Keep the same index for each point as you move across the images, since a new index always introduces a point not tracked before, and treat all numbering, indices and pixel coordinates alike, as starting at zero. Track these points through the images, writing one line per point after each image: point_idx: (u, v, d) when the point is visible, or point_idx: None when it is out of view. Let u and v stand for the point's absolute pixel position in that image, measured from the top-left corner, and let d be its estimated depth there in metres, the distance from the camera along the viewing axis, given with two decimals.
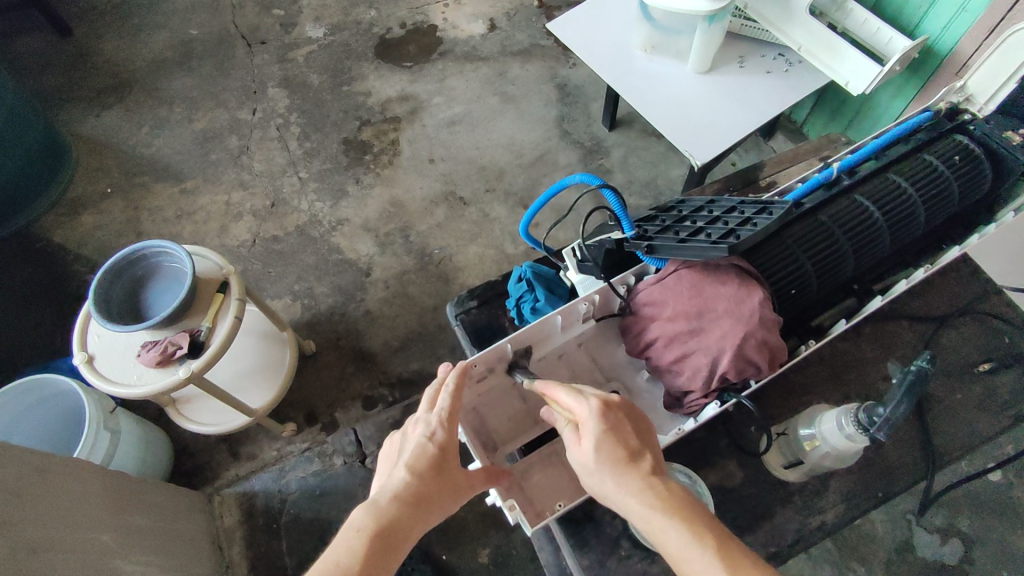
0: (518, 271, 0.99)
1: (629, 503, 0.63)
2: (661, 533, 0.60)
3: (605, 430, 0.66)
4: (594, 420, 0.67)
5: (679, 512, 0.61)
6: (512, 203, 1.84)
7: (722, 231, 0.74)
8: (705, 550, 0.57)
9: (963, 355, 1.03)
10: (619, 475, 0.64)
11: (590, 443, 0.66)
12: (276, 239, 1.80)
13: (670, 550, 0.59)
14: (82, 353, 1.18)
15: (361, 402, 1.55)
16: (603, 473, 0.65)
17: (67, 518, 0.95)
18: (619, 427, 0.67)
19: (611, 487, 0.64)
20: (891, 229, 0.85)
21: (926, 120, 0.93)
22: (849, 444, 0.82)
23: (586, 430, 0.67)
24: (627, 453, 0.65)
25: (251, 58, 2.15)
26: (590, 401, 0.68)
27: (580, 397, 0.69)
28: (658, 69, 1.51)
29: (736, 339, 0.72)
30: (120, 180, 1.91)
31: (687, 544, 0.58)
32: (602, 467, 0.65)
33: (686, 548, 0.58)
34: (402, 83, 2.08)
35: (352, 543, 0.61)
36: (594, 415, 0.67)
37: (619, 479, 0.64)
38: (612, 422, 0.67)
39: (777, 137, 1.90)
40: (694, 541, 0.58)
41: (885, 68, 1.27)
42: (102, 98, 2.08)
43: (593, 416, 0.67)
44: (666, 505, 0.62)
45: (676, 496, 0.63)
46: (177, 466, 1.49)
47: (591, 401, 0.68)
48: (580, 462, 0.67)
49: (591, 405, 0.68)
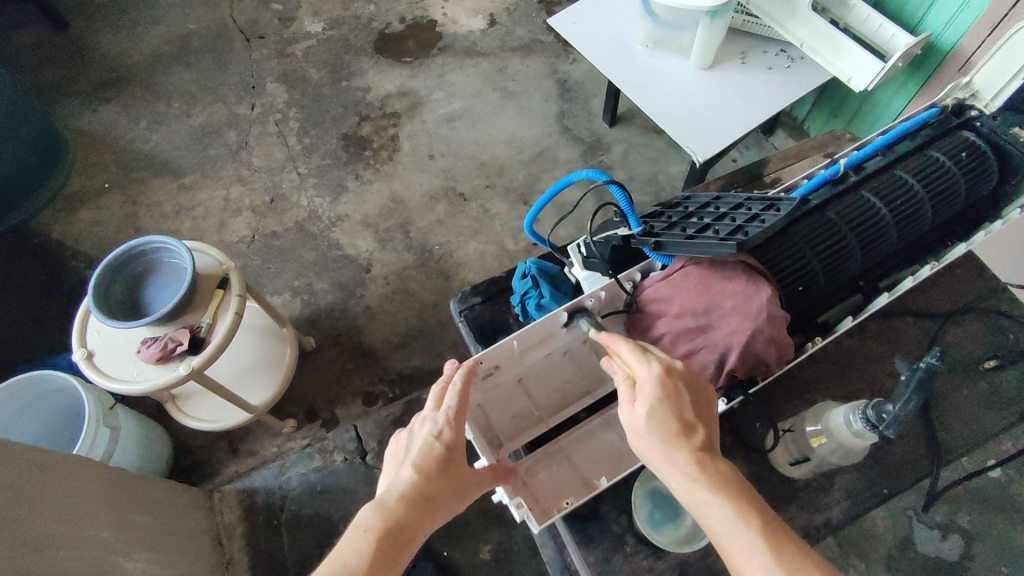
0: (523, 267, 0.99)
1: (675, 476, 0.63)
2: (704, 511, 0.61)
3: (662, 397, 0.66)
4: (654, 385, 0.67)
5: (725, 489, 0.61)
6: (512, 199, 1.83)
7: (730, 228, 0.74)
8: (748, 529, 0.57)
9: (968, 352, 1.03)
10: (669, 445, 0.64)
11: (645, 407, 0.66)
12: (275, 235, 1.79)
13: (711, 527, 0.59)
14: (81, 350, 1.17)
15: (362, 398, 1.55)
16: (654, 442, 0.65)
17: (69, 515, 0.95)
18: (678, 396, 0.67)
19: (660, 457, 0.65)
20: (897, 226, 0.85)
21: (932, 116, 0.93)
22: (857, 440, 0.81)
23: (644, 394, 0.67)
24: (680, 425, 0.65)
25: (249, 53, 2.14)
26: (653, 364, 0.68)
27: (643, 358, 0.69)
28: (660, 65, 1.51)
29: (744, 335, 0.72)
30: (118, 175, 1.90)
31: (731, 522, 0.58)
32: (651, 434, 0.65)
33: (728, 527, 0.58)
34: (402, 78, 2.07)
35: (360, 543, 0.61)
36: (654, 379, 0.67)
37: (669, 449, 0.64)
38: (671, 391, 0.67)
39: (778, 133, 1.90)
40: (739, 519, 0.58)
41: (888, 64, 1.27)
42: (99, 92, 2.06)
43: (652, 380, 0.67)
44: (714, 482, 0.61)
45: (724, 474, 0.62)
46: (177, 462, 1.48)
47: (654, 365, 0.68)
48: (631, 425, 0.68)
49: (653, 368, 0.68)
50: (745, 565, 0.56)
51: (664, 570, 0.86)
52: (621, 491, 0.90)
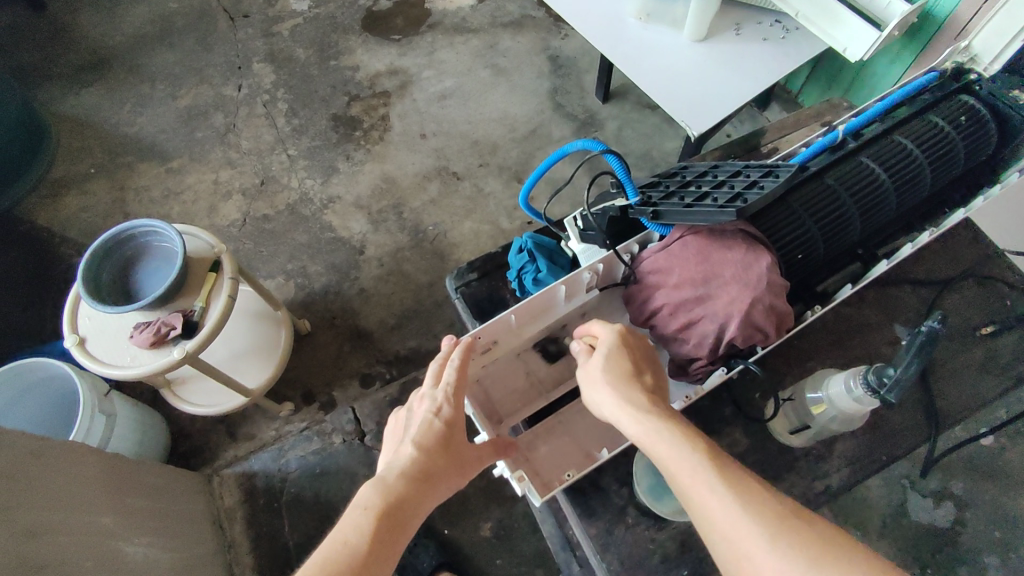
0: (518, 242, 0.98)
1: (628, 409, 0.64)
2: (653, 441, 0.60)
3: (620, 346, 0.72)
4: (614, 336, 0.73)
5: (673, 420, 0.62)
6: (506, 177, 1.81)
7: (728, 195, 0.73)
8: (687, 464, 0.57)
9: (966, 318, 1.03)
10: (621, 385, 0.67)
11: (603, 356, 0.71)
12: (267, 218, 1.76)
13: (660, 451, 0.59)
14: (72, 336, 1.15)
15: (359, 379, 1.55)
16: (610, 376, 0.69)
17: (66, 503, 0.94)
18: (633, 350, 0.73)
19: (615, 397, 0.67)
20: (896, 191, 0.84)
21: (932, 81, 0.92)
22: (857, 407, 0.81)
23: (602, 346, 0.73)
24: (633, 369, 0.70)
25: (234, 32, 2.09)
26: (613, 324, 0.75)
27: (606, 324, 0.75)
28: (653, 38, 1.48)
29: (744, 305, 0.71)
30: (104, 160, 1.87)
31: (676, 447, 0.58)
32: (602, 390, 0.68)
33: (675, 448, 0.58)
34: (391, 56, 2.03)
35: (359, 521, 0.58)
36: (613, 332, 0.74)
37: (623, 387, 0.67)
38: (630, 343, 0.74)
39: (771, 107, 1.88)
40: (686, 444, 0.58)
41: (883, 34, 1.25)
42: (81, 75, 2.01)
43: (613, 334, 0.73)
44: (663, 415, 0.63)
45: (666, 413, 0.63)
46: (174, 448, 1.48)
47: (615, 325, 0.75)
48: (588, 376, 0.71)
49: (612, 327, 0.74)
50: (693, 483, 0.56)
51: (665, 539, 0.86)
52: (622, 464, 0.89)
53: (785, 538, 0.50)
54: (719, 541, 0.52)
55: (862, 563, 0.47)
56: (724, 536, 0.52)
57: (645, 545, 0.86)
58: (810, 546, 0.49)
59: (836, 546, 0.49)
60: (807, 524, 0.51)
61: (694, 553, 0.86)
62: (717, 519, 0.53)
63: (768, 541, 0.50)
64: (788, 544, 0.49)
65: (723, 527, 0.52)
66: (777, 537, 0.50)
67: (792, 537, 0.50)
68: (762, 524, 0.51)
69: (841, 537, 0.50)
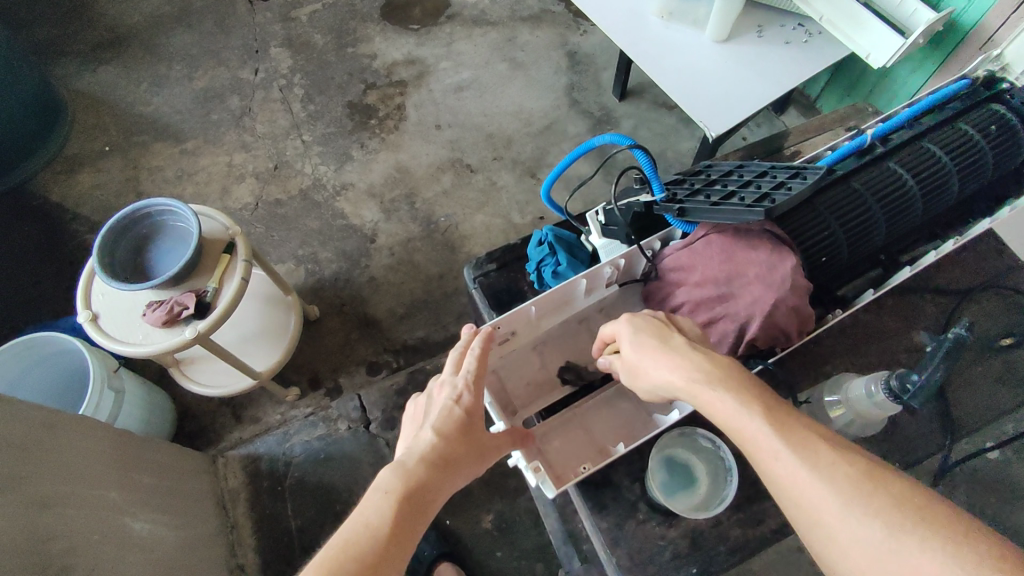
0: (538, 235, 0.98)
1: (679, 380, 0.64)
2: (712, 407, 0.61)
3: (638, 328, 0.72)
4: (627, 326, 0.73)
5: (727, 381, 0.62)
6: (520, 171, 1.81)
7: (756, 195, 0.73)
8: (752, 425, 0.57)
9: (984, 329, 1.03)
10: (661, 360, 0.67)
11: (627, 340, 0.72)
12: (279, 202, 1.76)
13: (723, 415, 0.60)
14: (86, 311, 1.15)
15: (366, 367, 1.55)
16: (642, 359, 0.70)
17: (76, 476, 0.95)
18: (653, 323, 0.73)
19: (661, 371, 0.66)
20: (923, 199, 0.84)
21: (962, 88, 0.91)
22: (878, 411, 0.81)
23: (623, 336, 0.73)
24: (663, 339, 0.70)
25: (252, 16, 2.09)
26: (622, 317, 0.75)
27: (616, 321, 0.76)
28: (675, 36, 1.48)
29: (767, 305, 0.71)
30: (119, 139, 1.87)
31: (735, 410, 0.59)
32: (654, 367, 0.67)
33: (735, 412, 0.59)
34: (409, 46, 2.02)
35: (380, 505, 0.59)
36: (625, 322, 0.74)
37: (662, 360, 0.67)
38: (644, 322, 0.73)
39: (789, 111, 1.88)
40: (743, 409, 0.59)
41: (907, 41, 1.25)
42: (99, 53, 2.02)
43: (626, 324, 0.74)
44: (714, 377, 0.62)
45: (721, 370, 0.63)
46: (181, 427, 1.49)
47: (623, 317, 0.75)
48: (627, 365, 0.72)
49: (625, 319, 0.75)
50: (759, 450, 0.56)
51: (675, 538, 0.86)
52: (634, 460, 0.89)
53: (858, 504, 0.50)
54: (792, 504, 0.54)
55: (939, 528, 0.47)
56: (798, 500, 0.53)
57: (654, 541, 0.86)
58: (886, 514, 0.49)
59: (915, 511, 0.49)
60: (883, 489, 0.51)
61: (703, 552, 0.86)
62: (788, 484, 0.54)
63: (841, 507, 0.51)
64: (859, 510, 0.50)
65: (794, 491, 0.53)
66: (848, 504, 0.50)
67: (865, 504, 0.50)
68: (833, 490, 0.51)
69: (921, 501, 0.50)
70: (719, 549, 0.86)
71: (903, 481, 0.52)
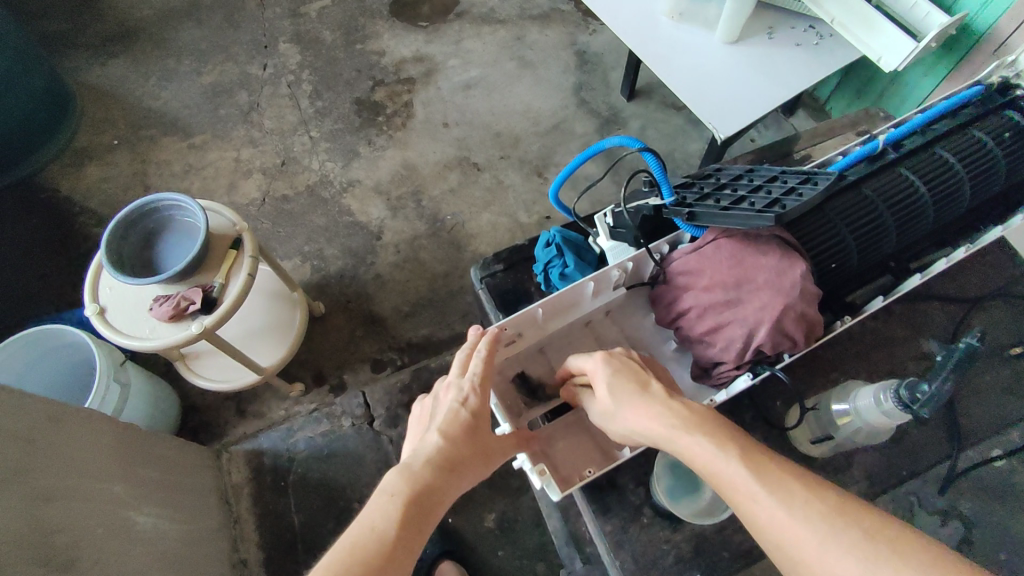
0: (546, 236, 0.98)
1: (657, 427, 0.65)
2: (692, 455, 0.61)
3: (613, 371, 0.73)
4: (602, 367, 0.74)
5: (702, 425, 0.63)
6: (527, 170, 1.81)
7: (766, 200, 0.73)
8: (730, 467, 0.58)
9: (995, 338, 1.02)
10: (640, 405, 0.68)
11: (603, 384, 0.72)
12: (286, 198, 1.77)
13: (702, 459, 0.60)
14: (93, 305, 1.16)
15: (370, 364, 1.55)
16: (618, 402, 0.70)
17: (80, 470, 0.95)
18: (627, 365, 0.74)
19: (640, 417, 0.67)
20: (934, 206, 0.83)
21: (977, 94, 0.90)
22: (886, 420, 0.80)
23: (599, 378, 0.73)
24: (638, 384, 0.71)
25: (262, 12, 2.09)
26: (596, 355, 0.75)
27: (589, 358, 0.76)
28: (685, 37, 1.47)
29: (776, 311, 0.70)
30: (127, 132, 1.87)
31: (711, 454, 0.60)
32: (633, 412, 0.68)
33: (713, 456, 0.60)
34: (417, 43, 2.02)
35: (386, 507, 0.59)
36: (599, 363, 0.74)
37: (639, 405, 0.68)
38: (618, 364, 0.74)
39: (799, 114, 1.87)
40: (719, 452, 0.59)
41: (920, 44, 1.23)
42: (109, 47, 2.02)
43: (600, 365, 0.74)
44: (691, 423, 0.63)
45: (699, 414, 0.64)
46: (185, 422, 1.49)
47: (597, 355, 0.75)
48: (603, 408, 0.72)
49: (599, 358, 0.75)
50: (737, 494, 0.57)
51: (679, 542, 0.86)
52: (640, 463, 0.89)
53: (837, 541, 0.51)
54: (774, 545, 0.54)
55: (915, 561, 0.48)
56: (779, 542, 0.54)
57: (658, 545, 0.86)
58: (864, 549, 0.50)
59: (890, 544, 0.50)
60: (859, 523, 0.52)
61: (707, 558, 0.85)
62: (768, 526, 0.54)
63: (821, 545, 0.51)
64: (839, 546, 0.51)
65: (774, 532, 0.54)
66: (827, 541, 0.51)
67: (843, 541, 0.51)
68: (812, 529, 0.52)
69: (896, 533, 0.51)
70: (723, 555, 0.85)
71: (875, 513, 0.53)
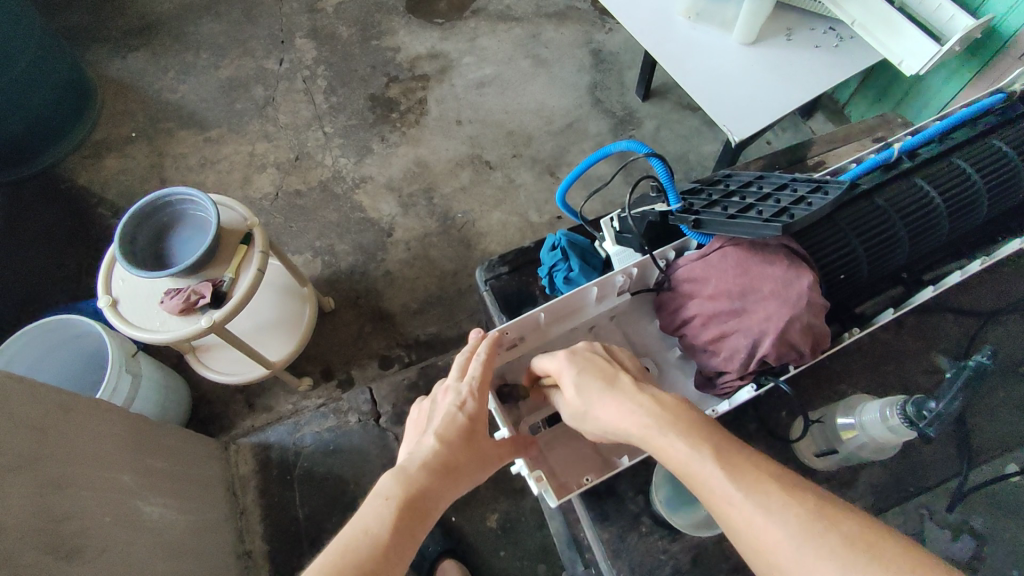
0: (551, 239, 0.97)
1: (631, 420, 0.64)
2: (667, 454, 0.60)
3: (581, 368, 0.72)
4: (566, 365, 0.73)
5: (675, 420, 0.62)
6: (539, 169, 1.80)
7: (773, 209, 0.71)
8: (703, 467, 0.58)
9: (1012, 353, 0.99)
10: (609, 399, 0.67)
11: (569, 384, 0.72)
12: (299, 193, 1.78)
13: (675, 457, 0.60)
14: (106, 297, 1.17)
15: (378, 361, 1.56)
16: (588, 403, 0.70)
17: (90, 457, 0.96)
18: (593, 361, 0.73)
19: (613, 411, 0.66)
20: (949, 218, 0.82)
21: (999, 102, 0.87)
22: (892, 436, 0.79)
23: (565, 379, 0.72)
24: (606, 377, 0.70)
25: (279, 7, 2.10)
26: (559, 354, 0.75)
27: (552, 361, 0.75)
28: (701, 38, 1.45)
29: (781, 322, 0.69)
30: (146, 125, 1.90)
31: (685, 454, 0.59)
32: (604, 407, 0.67)
33: (688, 455, 0.59)
34: (432, 40, 2.02)
35: (380, 510, 0.59)
36: (563, 361, 0.73)
37: (610, 398, 0.67)
38: (584, 360, 0.73)
39: (817, 117, 1.84)
40: (692, 452, 0.59)
41: (943, 49, 1.20)
42: (129, 40, 2.05)
43: (565, 363, 0.73)
44: (662, 418, 0.62)
45: (671, 408, 0.63)
46: (195, 413, 1.51)
47: (560, 354, 0.74)
48: (573, 406, 0.72)
49: (563, 357, 0.74)
50: (712, 497, 0.57)
51: (677, 552, 0.85)
52: (640, 472, 0.89)
53: (812, 547, 0.51)
54: (750, 550, 0.54)
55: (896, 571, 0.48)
56: (756, 547, 0.53)
57: (656, 555, 0.85)
58: (843, 556, 0.49)
59: (868, 552, 0.49)
60: (838, 528, 0.51)
61: (706, 568, 0.85)
62: (744, 531, 0.54)
63: (796, 550, 0.51)
64: (814, 555, 0.50)
65: (751, 537, 0.53)
66: (804, 546, 0.51)
67: (821, 549, 0.50)
68: (791, 536, 0.51)
69: (877, 539, 0.50)
70: (721, 566, 0.85)
71: (856, 518, 0.52)
